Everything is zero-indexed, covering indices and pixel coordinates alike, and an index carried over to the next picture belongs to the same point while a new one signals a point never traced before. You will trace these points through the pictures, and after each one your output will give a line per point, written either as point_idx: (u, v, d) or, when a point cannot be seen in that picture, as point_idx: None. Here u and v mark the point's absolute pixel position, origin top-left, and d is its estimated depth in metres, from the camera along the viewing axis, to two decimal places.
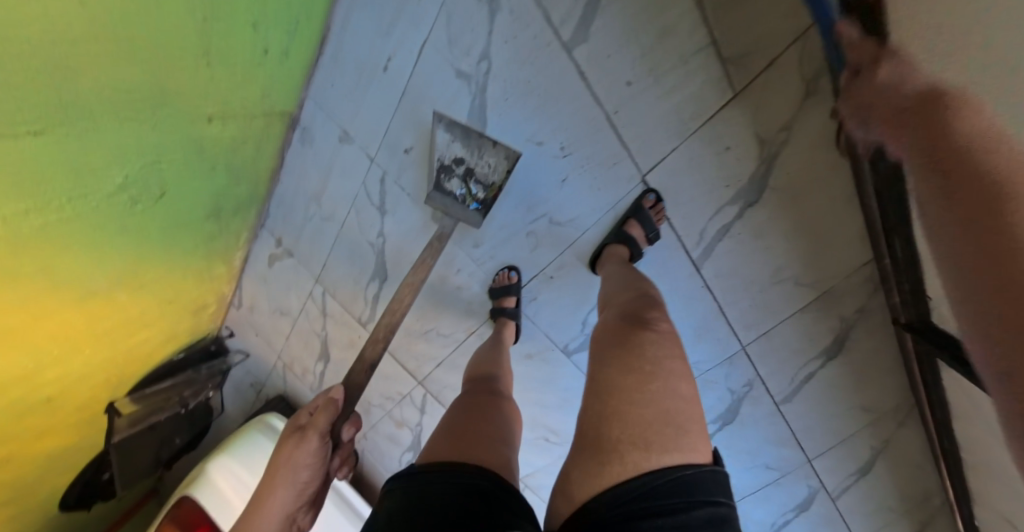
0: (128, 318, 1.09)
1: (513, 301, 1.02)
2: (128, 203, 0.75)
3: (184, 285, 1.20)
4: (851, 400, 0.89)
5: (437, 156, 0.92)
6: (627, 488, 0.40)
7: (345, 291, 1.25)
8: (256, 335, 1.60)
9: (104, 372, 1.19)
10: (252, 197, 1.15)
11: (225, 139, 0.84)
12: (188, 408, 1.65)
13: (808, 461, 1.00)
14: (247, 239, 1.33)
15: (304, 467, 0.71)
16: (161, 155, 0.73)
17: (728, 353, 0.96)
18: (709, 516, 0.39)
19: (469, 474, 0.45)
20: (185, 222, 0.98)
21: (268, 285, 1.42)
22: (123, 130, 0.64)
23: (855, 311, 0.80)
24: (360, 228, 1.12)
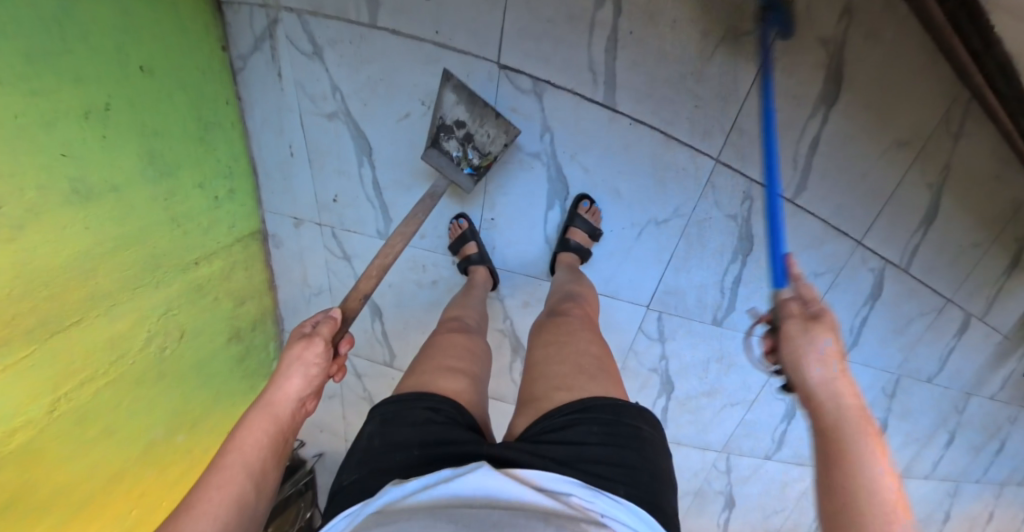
0: (197, 461, 1.22)
1: (474, 246, 1.09)
2: (157, 351, 0.87)
3: (235, 412, 1.33)
4: (883, 139, 0.96)
5: (439, 115, 0.92)
6: (579, 406, 0.54)
7: (363, 344, 1.37)
8: (321, 429, 1.68)
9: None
10: (262, 309, 1.29)
11: (215, 273, 0.98)
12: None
13: (859, 243, 1.07)
14: (276, 347, 1.45)
15: (315, 367, 0.61)
16: (168, 304, 0.86)
17: (705, 177, 1.00)
18: (634, 432, 0.52)
19: (440, 402, 0.58)
20: (211, 351, 1.11)
21: None
22: (137, 296, 0.79)
23: (839, 17, 0.86)
24: (341, 281, 1.20)
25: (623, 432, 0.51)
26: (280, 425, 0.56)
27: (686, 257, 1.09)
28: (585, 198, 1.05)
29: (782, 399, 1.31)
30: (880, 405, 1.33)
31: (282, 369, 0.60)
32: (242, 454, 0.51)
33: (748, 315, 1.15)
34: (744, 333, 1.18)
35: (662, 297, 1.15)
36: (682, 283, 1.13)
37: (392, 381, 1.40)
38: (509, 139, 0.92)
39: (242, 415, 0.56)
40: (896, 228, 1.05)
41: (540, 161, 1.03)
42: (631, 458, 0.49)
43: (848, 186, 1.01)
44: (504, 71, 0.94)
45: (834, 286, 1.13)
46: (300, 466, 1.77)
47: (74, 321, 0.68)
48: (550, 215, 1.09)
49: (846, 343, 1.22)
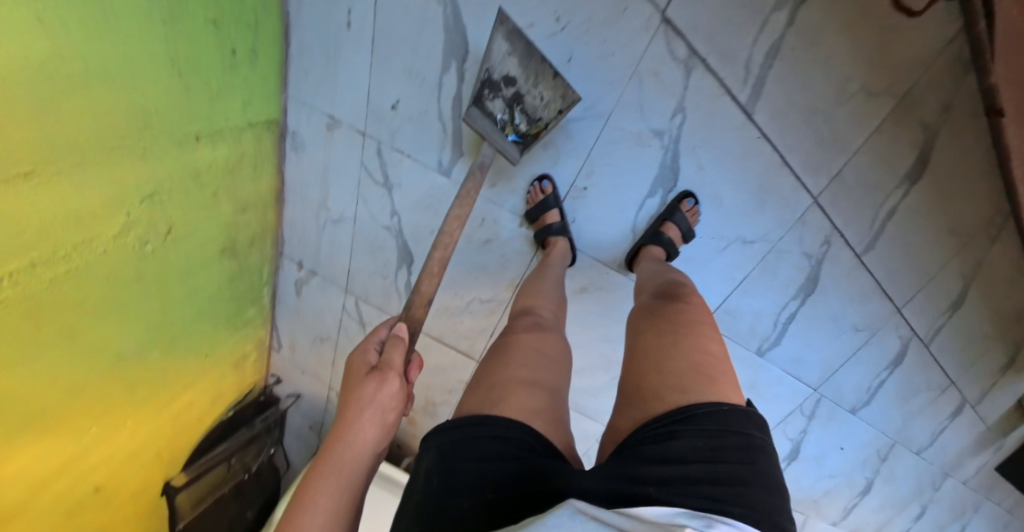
0: (165, 380, 1.07)
1: (556, 215, 1.00)
2: (135, 245, 0.71)
3: (215, 337, 1.19)
4: (937, 227, 0.94)
5: (486, 68, 0.80)
6: (678, 413, 0.52)
7: (376, 292, 1.20)
8: (303, 372, 1.59)
9: (155, 442, 1.19)
10: (263, 225, 1.12)
11: (217, 160, 0.81)
12: (252, 470, 1.71)
13: (897, 310, 1.05)
14: (270, 273, 1.29)
15: (391, 411, 0.57)
16: (157, 187, 0.69)
17: (798, 211, 0.96)
18: (741, 442, 0.50)
19: (507, 427, 0.51)
20: (201, 261, 0.95)
21: (301, 315, 1.38)
22: (111, 163, 0.59)
23: (938, 112, 0.83)
24: (372, 216, 1.07)
25: (728, 443, 0.49)
26: (351, 487, 0.50)
27: (755, 282, 1.05)
28: (689, 197, 0.97)
29: (789, 438, 1.32)
30: (871, 465, 1.34)
31: (349, 412, 0.55)
32: (307, 528, 0.45)
33: (786, 351, 1.14)
34: (779, 368, 1.17)
35: (719, 314, 1.11)
36: (743, 304, 1.09)
37: None
38: (564, 105, 0.86)
39: (306, 478, 0.50)
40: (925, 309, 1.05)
41: (661, 143, 0.92)
42: (738, 469, 0.47)
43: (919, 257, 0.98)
44: (664, 27, 0.82)
45: (865, 345, 1.11)
46: (273, 405, 1.72)
47: (46, 176, 0.50)
48: (647, 203, 1.01)
49: (860, 399, 1.21)
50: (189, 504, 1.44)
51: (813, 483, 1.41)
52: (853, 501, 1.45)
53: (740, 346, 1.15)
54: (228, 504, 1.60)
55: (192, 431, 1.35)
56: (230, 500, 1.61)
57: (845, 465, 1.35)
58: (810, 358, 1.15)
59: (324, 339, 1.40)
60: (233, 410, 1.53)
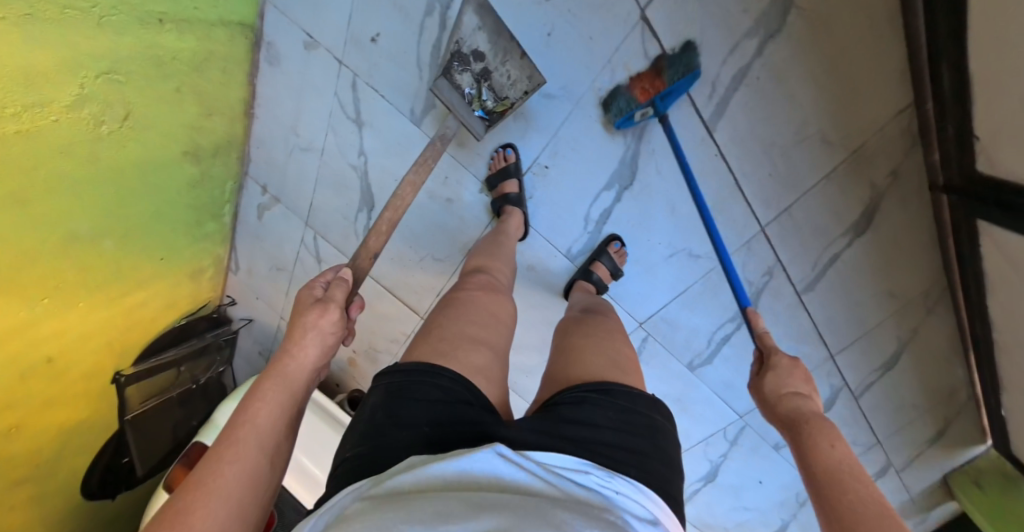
0: (120, 271, 1.08)
1: (516, 211, 1.00)
2: (91, 123, 0.72)
3: (172, 242, 1.20)
4: (878, 283, 0.86)
5: (457, 40, 0.83)
6: (592, 388, 0.57)
7: (336, 231, 1.21)
8: (257, 298, 1.60)
9: (108, 331, 1.21)
10: (229, 137, 1.12)
11: (183, 52, 0.81)
12: (200, 384, 1.70)
13: (831, 357, 0.98)
14: (233, 191, 1.30)
15: (330, 336, 0.63)
16: (114, 65, 0.70)
17: (746, 236, 0.92)
18: (649, 423, 0.56)
19: (449, 379, 0.55)
20: (159, 160, 0.95)
21: (262, 240, 1.39)
22: (61, 22, 0.59)
23: (887, 174, 0.76)
24: (340, 151, 1.07)
25: (636, 420, 0.55)
26: (293, 396, 0.56)
27: (697, 298, 1.03)
28: (615, 240, 1.02)
29: (708, 461, 1.30)
30: (789, 506, 1.29)
31: (295, 336, 0.60)
32: (256, 427, 0.50)
33: (717, 374, 1.12)
34: (709, 387, 1.15)
35: (657, 323, 1.10)
36: (683, 319, 1.07)
37: None
38: (530, 86, 0.84)
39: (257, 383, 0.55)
40: (862, 362, 0.97)
41: (623, 139, 0.91)
42: (642, 443, 0.52)
43: (852, 310, 0.91)
44: (642, 25, 0.80)
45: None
46: (225, 324, 1.73)
47: None
48: (603, 195, 0.98)
49: (786, 438, 1.16)
50: (138, 399, 1.48)
51: (726, 512, 1.38)
52: None
53: (673, 358, 1.13)
54: (173, 411, 1.62)
55: (145, 331, 1.37)
56: (176, 407, 1.63)
57: (762, 500, 1.31)
58: (742, 386, 1.11)
59: (281, 270, 1.43)
60: (185, 321, 1.54)
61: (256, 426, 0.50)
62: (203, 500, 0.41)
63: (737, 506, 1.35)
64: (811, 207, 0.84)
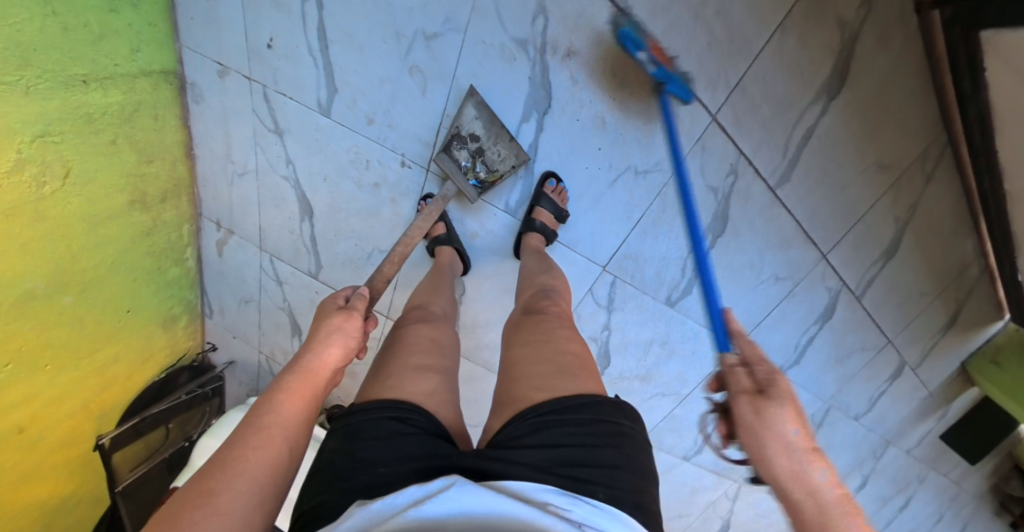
0: (83, 328, 1.10)
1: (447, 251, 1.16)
2: (33, 184, 0.78)
3: (137, 292, 1.23)
4: (867, 158, 1.05)
5: (457, 126, 1.02)
6: (550, 407, 0.66)
7: (287, 248, 1.26)
8: (234, 336, 1.61)
9: (80, 391, 1.22)
10: (175, 180, 1.17)
11: (112, 105, 0.90)
12: (193, 440, 1.71)
13: (823, 258, 1.17)
14: (190, 234, 1.32)
15: (352, 339, 0.74)
16: (48, 127, 0.78)
17: (698, 133, 1.05)
18: (612, 430, 0.65)
19: (412, 413, 0.66)
20: (108, 211, 0.99)
21: (225, 276, 1.42)
22: None
23: (856, 8, 0.91)
24: (271, 166, 1.15)
25: (599, 429, 0.65)
26: (316, 391, 0.66)
27: (655, 223, 1.14)
28: (551, 177, 1.12)
29: (713, 402, 1.41)
30: (807, 431, 1.48)
31: (322, 337, 0.71)
32: (283, 418, 0.59)
33: (701, 305, 1.24)
34: (695, 321, 1.27)
35: (620, 261, 1.19)
36: (646, 250, 1.17)
37: (315, 295, 1.31)
38: (517, 162, 1.05)
39: (285, 376, 0.65)
40: (858, 250, 1.17)
41: (526, 58, 1.00)
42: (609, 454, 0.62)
43: (823, 193, 1.09)
44: None
45: (788, 298, 1.23)
46: (207, 370, 1.71)
47: None
48: (524, 128, 1.08)
49: (788, 359, 1.34)
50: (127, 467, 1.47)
51: (742, 450, 1.51)
52: None
53: (648, 296, 1.23)
54: (162, 478, 1.62)
55: (122, 389, 1.39)
56: (164, 475, 1.63)
57: None
58: (729, 312, 1.25)
59: (247, 302, 1.45)
60: (165, 373, 1.57)
61: (279, 415, 0.59)
62: (226, 485, 0.48)
63: None
64: (760, 81, 0.99)
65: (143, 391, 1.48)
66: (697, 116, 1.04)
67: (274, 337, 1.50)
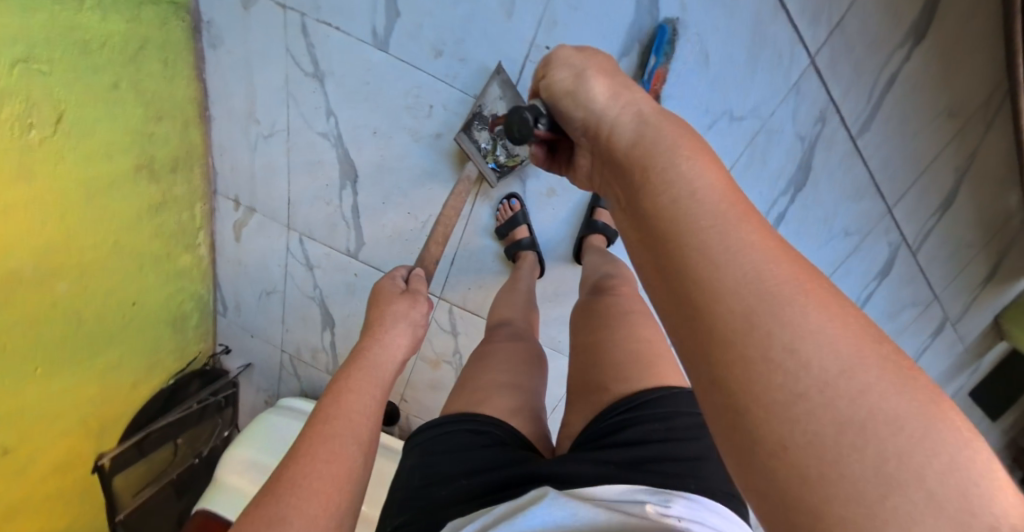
0: (89, 317, 0.98)
1: (524, 231, 1.21)
2: (16, 127, 0.69)
3: (144, 281, 1.10)
4: (937, 105, 0.97)
5: (479, 105, 0.99)
6: (631, 402, 0.67)
7: (321, 225, 1.19)
8: (251, 335, 1.48)
9: (82, 396, 1.07)
10: (188, 146, 1.07)
11: (113, 36, 0.82)
12: (202, 456, 1.58)
13: (889, 211, 1.09)
14: (204, 214, 1.21)
15: (416, 324, 0.79)
16: (29, 51, 0.69)
17: (793, 78, 0.96)
18: (695, 422, 0.67)
19: (485, 426, 0.69)
20: (110, 176, 0.89)
21: (244, 268, 1.31)
22: None
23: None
24: (306, 122, 1.07)
25: (680, 422, 0.65)
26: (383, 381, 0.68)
27: (744, 170, 1.06)
28: None
29: None
30: None
31: (392, 323, 0.75)
32: (356, 418, 0.59)
33: None
34: None
35: None
36: None
37: (353, 279, 1.26)
38: None
39: (351, 367, 0.66)
40: (918, 206, 1.09)
41: None
42: (694, 448, 0.63)
43: (898, 144, 1.01)
44: None
45: (855, 252, 1.15)
46: (222, 376, 1.56)
47: None
48: (620, 63, 0.98)
49: None
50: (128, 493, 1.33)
51: None
52: None
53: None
54: (169, 505, 1.49)
55: (125, 401, 1.24)
56: (172, 500, 1.50)
57: None
58: None
59: (270, 294, 1.34)
60: (173, 381, 1.41)
61: (354, 412, 0.59)
62: (305, 502, 0.47)
63: None
64: (865, 15, 0.90)
65: (149, 402, 1.34)
66: (797, 55, 0.94)
67: (301, 334, 1.41)
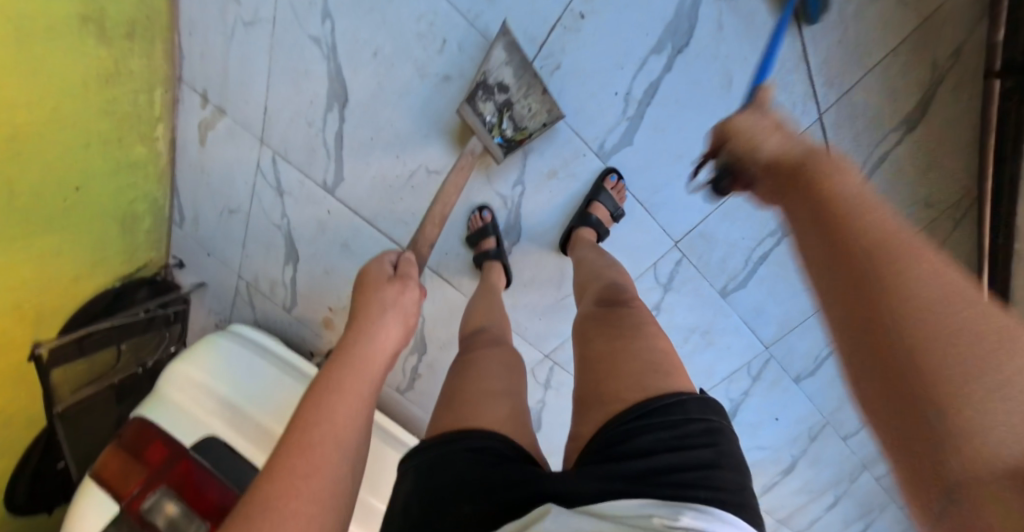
0: (43, 181, 0.90)
1: (491, 241, 1.27)
2: None
3: (92, 164, 1.00)
4: (918, 193, 0.96)
5: (484, 72, 0.93)
6: (633, 416, 0.61)
7: (298, 148, 1.11)
8: (208, 253, 1.42)
9: (26, 270, 0.97)
10: (151, 10, 0.97)
11: None
12: (148, 367, 1.47)
13: None
14: (166, 103, 1.14)
15: (408, 311, 0.74)
16: None
17: (803, 124, 0.96)
18: (704, 427, 0.60)
19: (478, 440, 0.64)
20: (58, 26, 0.78)
21: (207, 175, 1.23)
22: None
23: (949, 54, 0.85)
24: (296, 19, 0.96)
25: (691, 430, 0.59)
26: (373, 377, 0.63)
27: (738, 206, 1.14)
28: (613, 173, 1.13)
29: (730, 399, 1.44)
30: (800, 442, 1.47)
31: (380, 316, 0.69)
32: (339, 422, 0.55)
33: (749, 298, 1.24)
34: (738, 314, 1.27)
35: (694, 238, 1.19)
36: (720, 231, 1.17)
37: (324, 216, 1.21)
38: (549, 119, 0.97)
39: (338, 363, 0.62)
40: None
41: None
42: (704, 453, 0.57)
43: None
44: None
45: (824, 308, 1.21)
46: (172, 290, 1.50)
47: None
48: (652, 61, 0.98)
49: (806, 368, 1.33)
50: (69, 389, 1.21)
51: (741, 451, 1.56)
52: (773, 479, 1.59)
53: (707, 281, 1.23)
54: (108, 409, 1.37)
55: (67, 293, 1.14)
56: (111, 405, 1.37)
57: (776, 440, 1.49)
58: (770, 310, 1.25)
59: (235, 213, 1.28)
60: (121, 284, 1.32)
61: (348, 404, 0.57)
62: (290, 506, 0.44)
63: (752, 447, 1.53)
64: (868, 92, 0.91)
65: (98, 296, 1.24)
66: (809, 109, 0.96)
67: (260, 263, 1.36)
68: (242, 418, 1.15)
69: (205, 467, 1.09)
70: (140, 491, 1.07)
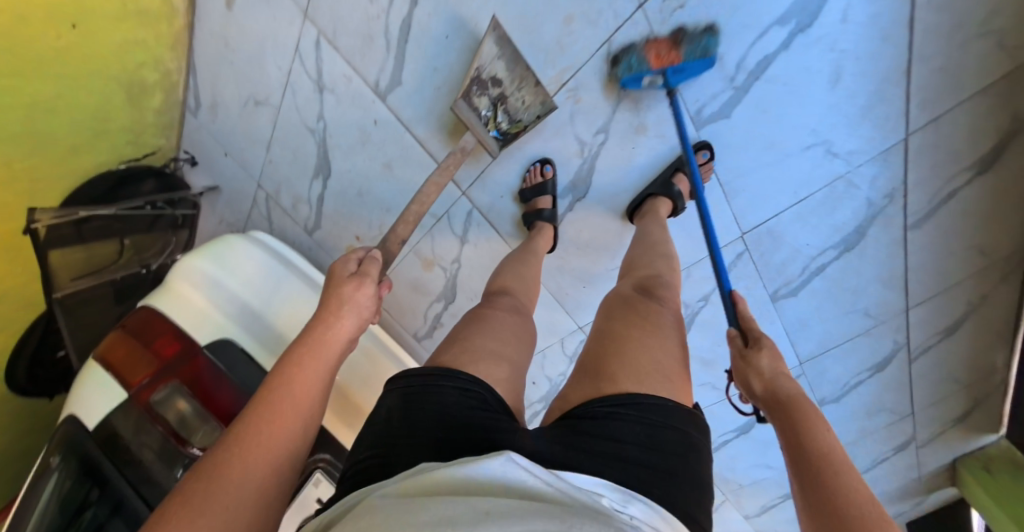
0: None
1: (549, 201, 1.01)
2: None
3: None
4: (975, 238, 0.87)
5: (476, 67, 0.86)
6: (617, 401, 0.48)
7: (352, 34, 0.92)
8: (226, 152, 1.23)
9: (18, 118, 0.82)
10: None
11: None
12: (152, 269, 1.31)
13: (905, 310, 0.96)
14: None
15: (365, 309, 0.63)
16: None
17: (884, 146, 0.83)
18: (682, 440, 0.46)
19: (468, 381, 0.51)
20: None
21: (234, 53, 1.04)
22: None
23: None
24: None
25: (664, 436, 0.45)
26: (329, 369, 0.56)
27: (815, 207, 0.92)
28: (707, 148, 0.90)
29: None
30: None
31: (332, 307, 0.60)
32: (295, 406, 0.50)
33: (799, 307, 1.02)
34: (782, 323, 1.05)
35: (763, 233, 0.97)
36: (790, 233, 0.95)
37: (368, 126, 1.01)
38: (543, 109, 0.89)
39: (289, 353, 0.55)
40: (931, 320, 0.97)
41: None
42: (672, 460, 0.44)
43: (951, 250, 0.89)
44: None
45: (862, 334, 1.01)
46: (182, 189, 1.31)
47: None
48: (772, 33, 0.80)
49: (832, 393, 1.10)
50: (70, 276, 1.08)
51: (748, 468, 1.36)
52: (772, 502, 1.39)
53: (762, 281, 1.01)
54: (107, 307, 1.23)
55: (60, 160, 0.96)
56: (109, 304, 1.23)
57: None
58: (814, 326, 1.03)
59: (262, 105, 1.09)
60: (126, 166, 1.13)
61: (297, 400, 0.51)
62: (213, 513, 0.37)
63: (759, 463, 1.33)
64: (955, 125, 0.79)
65: (96, 179, 1.06)
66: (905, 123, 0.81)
67: (285, 173, 1.18)
68: (269, 330, 0.88)
69: (220, 371, 0.83)
70: (149, 382, 0.80)
